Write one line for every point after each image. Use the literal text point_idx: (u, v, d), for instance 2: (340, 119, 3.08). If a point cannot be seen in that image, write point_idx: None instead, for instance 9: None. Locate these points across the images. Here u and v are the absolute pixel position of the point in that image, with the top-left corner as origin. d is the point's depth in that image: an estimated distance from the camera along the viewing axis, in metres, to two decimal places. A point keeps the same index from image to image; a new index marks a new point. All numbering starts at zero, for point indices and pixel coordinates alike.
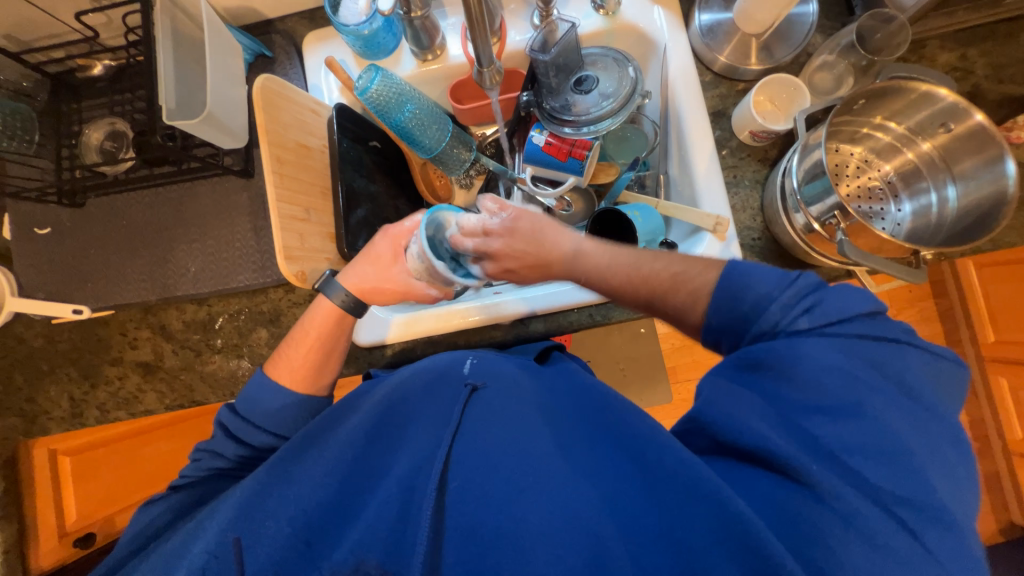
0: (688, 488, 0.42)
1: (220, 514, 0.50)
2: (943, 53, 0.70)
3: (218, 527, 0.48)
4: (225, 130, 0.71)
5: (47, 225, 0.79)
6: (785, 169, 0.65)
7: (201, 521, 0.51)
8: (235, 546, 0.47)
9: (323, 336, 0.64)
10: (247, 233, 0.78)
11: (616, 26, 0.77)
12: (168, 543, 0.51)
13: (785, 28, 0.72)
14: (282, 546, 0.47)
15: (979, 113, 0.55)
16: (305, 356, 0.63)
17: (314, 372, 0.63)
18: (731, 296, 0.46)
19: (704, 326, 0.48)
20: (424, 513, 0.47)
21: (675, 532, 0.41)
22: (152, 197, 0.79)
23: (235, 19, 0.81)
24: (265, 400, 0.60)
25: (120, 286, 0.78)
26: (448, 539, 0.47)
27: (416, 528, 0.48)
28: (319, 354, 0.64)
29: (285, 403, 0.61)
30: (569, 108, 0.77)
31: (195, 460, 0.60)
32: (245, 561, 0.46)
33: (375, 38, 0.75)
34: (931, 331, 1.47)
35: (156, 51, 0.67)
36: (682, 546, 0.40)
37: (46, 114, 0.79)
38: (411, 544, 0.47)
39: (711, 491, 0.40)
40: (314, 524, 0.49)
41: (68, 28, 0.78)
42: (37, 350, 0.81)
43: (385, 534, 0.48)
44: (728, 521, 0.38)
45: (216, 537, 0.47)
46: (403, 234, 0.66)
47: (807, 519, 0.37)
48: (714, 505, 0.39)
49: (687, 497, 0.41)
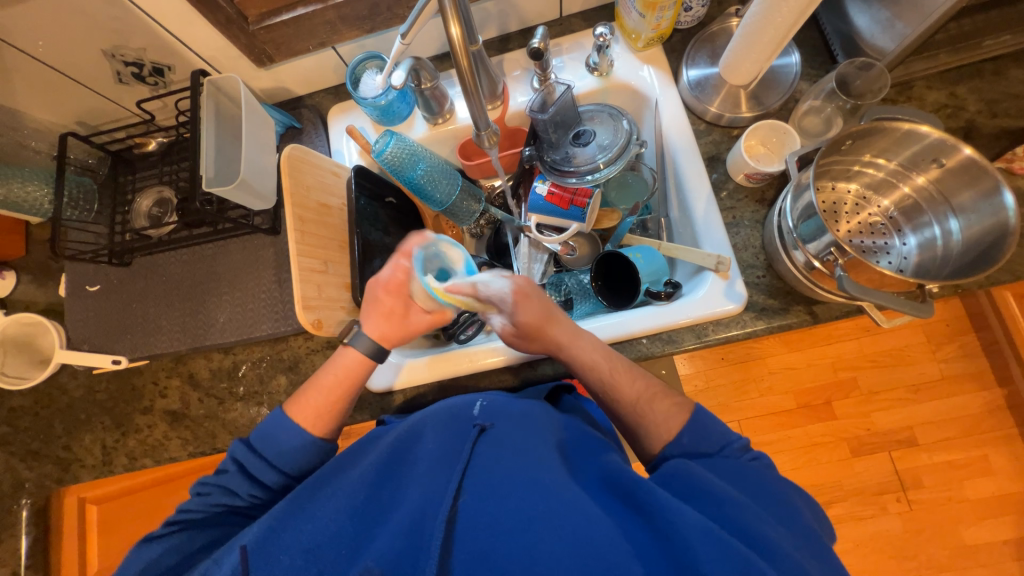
0: (693, 523, 0.44)
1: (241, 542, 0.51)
2: (931, 93, 0.73)
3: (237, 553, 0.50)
4: (256, 194, 0.79)
5: (97, 282, 0.87)
6: (780, 210, 0.67)
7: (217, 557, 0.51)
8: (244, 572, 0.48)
9: (337, 367, 0.66)
10: (272, 285, 0.84)
11: (610, 85, 0.84)
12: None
13: (770, 78, 0.77)
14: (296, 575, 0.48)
15: (966, 147, 0.56)
16: (318, 387, 0.65)
17: (326, 409, 0.64)
18: (697, 421, 0.56)
19: (671, 439, 0.56)
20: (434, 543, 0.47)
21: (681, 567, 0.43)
22: (190, 255, 0.86)
23: (270, 97, 0.92)
24: (283, 440, 0.61)
25: (156, 337, 0.84)
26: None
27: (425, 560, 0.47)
28: (329, 390, 0.65)
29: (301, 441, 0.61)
30: (570, 160, 0.82)
31: (201, 493, 0.60)
32: None
33: (391, 107, 0.83)
34: (975, 368, 1.37)
35: (200, 129, 0.77)
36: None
37: (105, 185, 0.90)
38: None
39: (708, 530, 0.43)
40: (325, 558, 0.49)
41: (128, 113, 0.90)
42: (77, 399, 0.86)
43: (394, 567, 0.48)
44: (727, 554, 0.42)
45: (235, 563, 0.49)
46: (402, 283, 0.66)
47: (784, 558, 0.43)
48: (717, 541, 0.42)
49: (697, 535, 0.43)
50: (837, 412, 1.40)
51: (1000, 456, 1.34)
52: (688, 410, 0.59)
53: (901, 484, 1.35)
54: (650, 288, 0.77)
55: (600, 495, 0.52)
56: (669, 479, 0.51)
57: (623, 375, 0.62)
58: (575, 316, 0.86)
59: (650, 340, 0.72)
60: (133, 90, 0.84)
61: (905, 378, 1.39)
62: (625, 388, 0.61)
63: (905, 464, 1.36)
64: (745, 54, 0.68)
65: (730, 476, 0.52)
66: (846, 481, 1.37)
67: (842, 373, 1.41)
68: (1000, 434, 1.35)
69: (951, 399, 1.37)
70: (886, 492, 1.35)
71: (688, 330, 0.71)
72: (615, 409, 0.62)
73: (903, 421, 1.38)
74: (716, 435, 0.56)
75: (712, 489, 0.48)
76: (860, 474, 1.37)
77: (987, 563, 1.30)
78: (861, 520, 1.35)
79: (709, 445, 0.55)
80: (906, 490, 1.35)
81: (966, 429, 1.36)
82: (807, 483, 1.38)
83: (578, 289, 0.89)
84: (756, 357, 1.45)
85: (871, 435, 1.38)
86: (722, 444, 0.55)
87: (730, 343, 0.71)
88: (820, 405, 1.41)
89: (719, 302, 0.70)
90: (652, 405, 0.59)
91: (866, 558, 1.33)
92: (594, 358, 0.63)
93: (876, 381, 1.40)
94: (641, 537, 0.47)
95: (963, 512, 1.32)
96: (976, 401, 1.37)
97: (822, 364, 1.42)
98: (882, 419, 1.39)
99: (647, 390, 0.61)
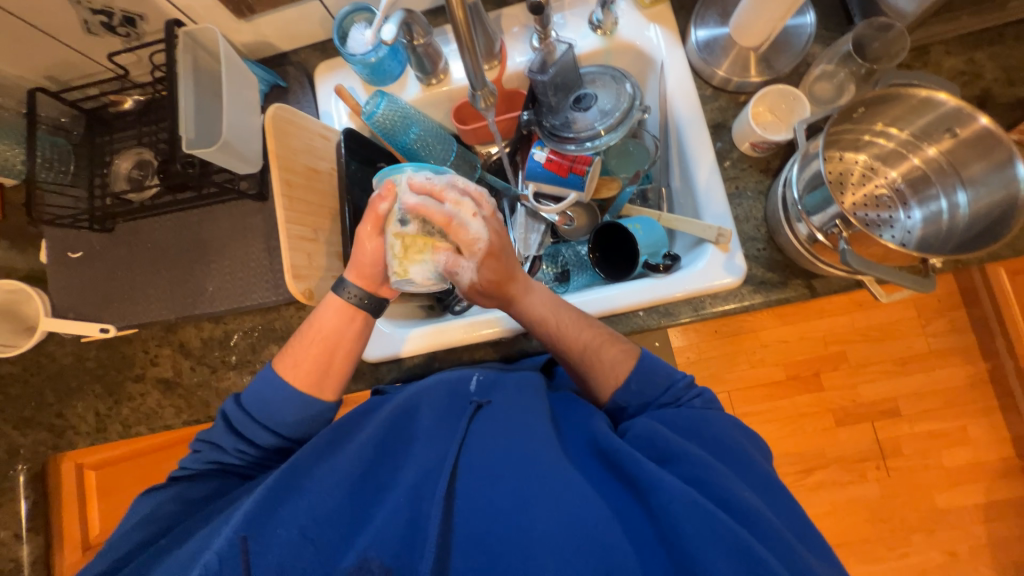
0: (695, 505, 0.45)
1: (232, 520, 0.49)
2: (949, 58, 0.69)
3: (229, 532, 0.48)
4: (241, 157, 0.75)
5: (79, 249, 0.84)
6: (785, 180, 0.65)
7: (217, 526, 0.52)
8: (242, 551, 0.47)
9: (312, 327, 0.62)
10: (262, 253, 0.82)
11: (613, 45, 0.79)
12: (183, 549, 0.52)
13: (782, 39, 0.73)
14: (295, 548, 0.48)
15: (983, 117, 0.54)
16: (302, 338, 0.61)
17: (308, 360, 0.60)
18: (643, 366, 0.59)
19: (619, 386, 0.60)
20: (433, 522, 0.48)
21: (673, 547, 0.45)
22: (175, 221, 0.83)
23: (251, 53, 0.86)
24: (272, 398, 0.59)
25: (145, 305, 0.82)
26: (455, 549, 0.48)
27: (425, 536, 0.49)
28: (314, 350, 0.61)
29: (284, 394, 0.59)
30: (570, 125, 0.79)
31: (195, 453, 0.61)
32: (253, 565, 0.47)
33: (381, 66, 0.78)
34: (962, 342, 1.40)
35: (177, 85, 0.72)
36: (676, 552, 0.45)
37: (81, 146, 0.85)
38: (421, 548, 0.49)
39: (709, 512, 0.44)
40: (326, 532, 0.50)
41: (101, 67, 0.84)
42: (67, 367, 0.85)
43: (393, 544, 0.49)
44: (720, 530, 0.43)
45: (226, 539, 0.47)
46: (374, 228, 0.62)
47: (770, 529, 0.45)
48: (719, 525, 0.43)
49: (700, 516, 0.44)
50: (824, 384, 1.43)
51: (978, 427, 1.38)
52: (634, 355, 0.61)
53: (881, 453, 1.40)
54: (648, 261, 0.76)
55: (593, 470, 0.53)
56: (654, 444, 0.52)
57: (570, 327, 0.62)
58: (572, 288, 0.85)
59: (647, 312, 0.72)
60: (104, 42, 0.79)
61: (893, 352, 1.42)
62: (573, 336, 0.61)
63: (887, 434, 1.40)
64: (758, 13, 0.64)
65: (709, 440, 0.53)
66: (829, 450, 1.41)
67: (833, 346, 1.43)
68: (980, 406, 1.39)
69: (936, 372, 1.40)
70: (866, 460, 1.40)
71: (685, 303, 0.71)
72: (563, 356, 0.63)
73: (888, 392, 1.41)
74: (661, 377, 0.59)
75: (699, 459, 0.49)
76: (843, 443, 1.41)
77: (955, 525, 1.37)
78: (841, 485, 1.40)
79: (654, 389, 0.58)
80: (886, 458, 1.39)
81: (948, 401, 1.40)
82: (791, 451, 1.42)
83: (575, 261, 0.88)
84: (749, 330, 1.46)
85: (857, 406, 1.42)
86: (667, 385, 0.58)
87: (726, 316, 0.71)
88: (809, 378, 1.43)
89: (717, 275, 0.69)
90: (601, 352, 0.60)
91: (843, 520, 1.39)
92: (544, 312, 0.63)
93: (865, 355, 1.42)
94: (632, 511, 0.49)
95: (938, 479, 1.38)
96: (960, 375, 1.40)
97: (813, 337, 1.44)
98: (868, 391, 1.42)
99: (596, 338, 0.61)
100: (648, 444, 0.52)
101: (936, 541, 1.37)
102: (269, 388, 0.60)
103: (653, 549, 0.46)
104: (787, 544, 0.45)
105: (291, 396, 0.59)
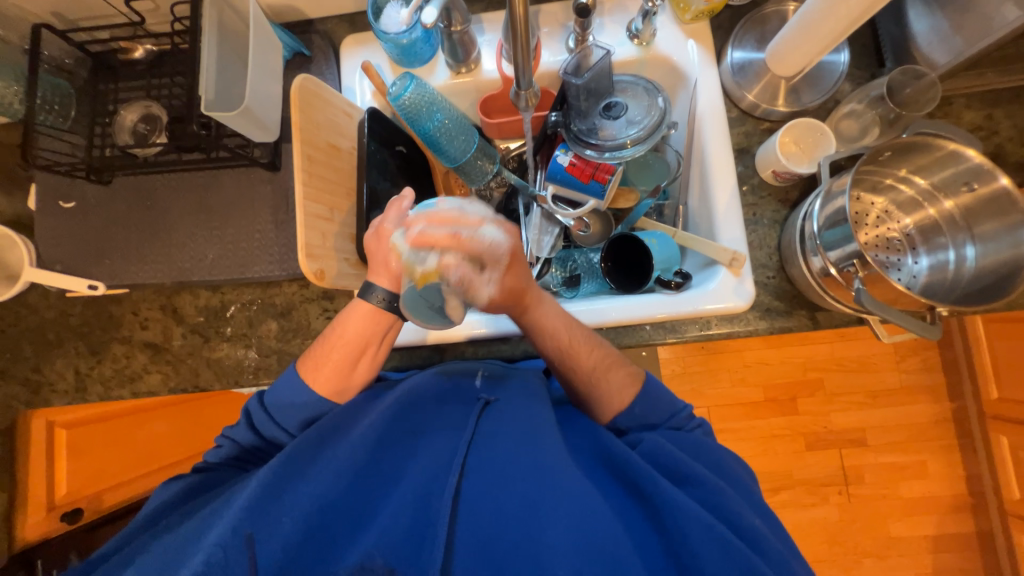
0: (700, 523, 0.46)
1: (233, 506, 0.48)
2: (969, 112, 0.72)
3: (232, 519, 0.47)
4: (259, 125, 0.73)
5: (72, 199, 0.80)
6: (806, 213, 0.66)
7: (217, 509, 0.50)
8: (248, 541, 0.46)
9: (338, 330, 0.59)
10: (268, 225, 0.79)
11: (649, 56, 0.79)
12: (179, 531, 0.51)
13: (815, 73, 0.73)
14: (299, 538, 0.48)
15: (1004, 177, 0.56)
16: (325, 340, 0.58)
17: (329, 367, 0.57)
18: (644, 384, 0.60)
19: (627, 418, 0.60)
20: (443, 518, 0.48)
21: (682, 561, 0.46)
22: (180, 181, 0.80)
23: (276, 16, 0.83)
24: (287, 395, 0.57)
25: (139, 266, 0.78)
26: (463, 550, 0.48)
27: (433, 536, 0.48)
28: (340, 349, 0.58)
29: (303, 398, 0.57)
30: (595, 132, 0.78)
31: (216, 445, 0.60)
32: (259, 556, 0.46)
33: (413, 47, 0.76)
34: (933, 381, 1.46)
35: (200, 42, 0.69)
36: (687, 567, 0.46)
37: (83, 91, 0.80)
38: (429, 544, 0.48)
39: (715, 530, 0.46)
40: (330, 521, 0.49)
41: (115, 11, 0.80)
42: (48, 321, 0.81)
43: (401, 540, 0.48)
44: (726, 546, 0.45)
45: (229, 526, 0.46)
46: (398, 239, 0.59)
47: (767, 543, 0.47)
48: (724, 545, 0.45)
49: (705, 534, 0.46)
50: (800, 409, 1.47)
51: (937, 463, 1.45)
52: (639, 380, 0.61)
53: (845, 479, 1.45)
54: (660, 277, 0.77)
55: (600, 478, 0.54)
56: (656, 458, 0.53)
57: (581, 346, 0.60)
58: (580, 294, 0.85)
59: (654, 327, 0.72)
60: None
61: (869, 384, 1.47)
62: (581, 359, 0.60)
63: (852, 462, 1.46)
64: (797, 45, 0.65)
65: (708, 458, 0.55)
66: (798, 472, 1.46)
67: (812, 374, 1.48)
68: (942, 443, 1.45)
69: (906, 408, 1.46)
70: (831, 484, 1.45)
71: (692, 321, 0.72)
72: (568, 378, 0.62)
73: (859, 422, 1.47)
74: (665, 404, 0.60)
75: (701, 477, 0.51)
76: (811, 467, 1.46)
77: (906, 553, 1.44)
78: (805, 507, 1.45)
79: (657, 414, 0.59)
80: (849, 485, 1.45)
81: (913, 436, 1.46)
82: (761, 469, 1.47)
83: (586, 268, 0.88)
84: (734, 349, 1.50)
85: (828, 432, 1.47)
86: (670, 413, 0.59)
87: (730, 339, 0.72)
88: (786, 401, 1.48)
89: (727, 298, 0.69)
90: (608, 374, 0.60)
91: (804, 540, 1.45)
92: (556, 326, 0.61)
93: (842, 385, 1.47)
94: (637, 522, 0.50)
95: (895, 509, 1.44)
96: (927, 412, 1.46)
97: (795, 363, 1.48)
98: (840, 419, 1.47)
99: (604, 360, 0.60)
100: (654, 460, 0.53)
101: (886, 566, 1.44)
102: (289, 380, 0.58)
103: (660, 561, 0.47)
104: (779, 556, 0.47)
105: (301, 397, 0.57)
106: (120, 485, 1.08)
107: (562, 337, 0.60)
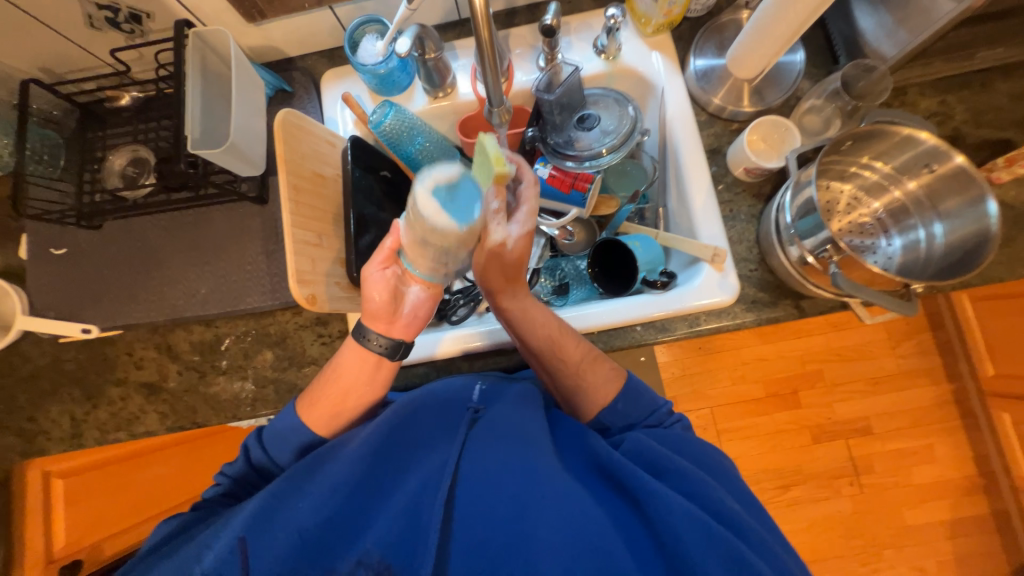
0: (681, 512, 0.47)
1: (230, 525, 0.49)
2: (923, 100, 0.75)
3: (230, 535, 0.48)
4: (244, 159, 0.75)
5: (63, 245, 0.81)
6: (779, 205, 0.68)
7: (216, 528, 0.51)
8: (240, 552, 0.47)
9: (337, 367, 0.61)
10: (259, 256, 0.80)
11: (616, 69, 0.83)
12: (179, 554, 0.50)
13: (774, 73, 0.77)
14: (290, 555, 0.48)
15: (960, 155, 0.59)
16: (327, 389, 0.61)
17: (326, 407, 0.60)
18: (631, 388, 0.62)
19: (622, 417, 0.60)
20: (432, 524, 0.48)
21: (672, 553, 0.46)
22: (169, 220, 0.81)
23: (258, 57, 0.86)
24: (288, 436, 0.60)
25: (132, 306, 0.79)
26: (454, 554, 0.48)
27: (425, 541, 0.48)
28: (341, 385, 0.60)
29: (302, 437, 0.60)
30: (572, 144, 0.81)
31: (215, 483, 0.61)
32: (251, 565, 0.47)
33: (390, 77, 0.79)
34: (930, 363, 1.47)
35: (184, 85, 0.72)
36: (672, 557, 0.46)
37: (72, 141, 0.83)
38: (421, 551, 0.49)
39: (699, 519, 0.46)
40: (320, 538, 0.49)
41: (100, 62, 0.83)
42: (43, 368, 0.81)
43: (393, 548, 0.49)
44: (706, 530, 0.45)
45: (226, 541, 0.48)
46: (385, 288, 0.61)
47: (755, 532, 0.48)
48: (709, 532, 0.45)
49: (690, 528, 0.46)
50: (802, 402, 1.48)
51: (944, 446, 1.45)
52: (621, 377, 0.63)
53: (855, 469, 1.45)
54: (647, 277, 0.79)
55: (588, 479, 0.54)
56: (641, 456, 0.54)
57: (568, 341, 0.63)
58: (570, 301, 0.86)
59: (645, 327, 0.73)
60: (106, 37, 0.77)
61: (866, 371, 1.48)
62: (568, 350, 0.62)
63: (860, 451, 1.45)
64: (754, 48, 0.68)
65: (693, 455, 0.56)
66: (807, 466, 1.45)
67: (811, 365, 1.49)
68: (945, 425, 1.45)
69: (906, 392, 1.47)
70: (840, 476, 1.44)
71: (681, 318, 0.73)
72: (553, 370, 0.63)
73: (862, 411, 1.47)
74: (647, 400, 0.62)
75: (684, 469, 0.51)
76: (819, 460, 1.45)
77: (924, 541, 1.42)
78: (817, 501, 1.44)
79: (639, 410, 0.61)
80: (859, 475, 1.44)
81: (916, 421, 1.46)
82: (769, 467, 1.46)
83: (574, 275, 0.90)
84: (731, 347, 1.51)
85: (833, 423, 1.47)
86: (650, 410, 0.61)
87: (719, 333, 0.73)
88: (788, 395, 1.48)
89: (713, 293, 0.71)
90: (590, 371, 0.62)
91: (819, 536, 1.43)
92: (546, 326, 0.63)
93: (841, 374, 1.48)
94: (627, 518, 0.50)
95: (908, 496, 1.43)
96: (929, 395, 1.46)
97: (792, 357, 1.49)
98: (843, 409, 1.47)
99: (588, 356, 0.63)
100: (636, 457, 0.54)
101: (905, 557, 1.41)
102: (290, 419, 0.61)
103: (652, 557, 0.47)
104: (770, 547, 0.48)
105: (296, 424, 0.60)
106: (113, 537, 1.04)
107: (547, 334, 0.63)
